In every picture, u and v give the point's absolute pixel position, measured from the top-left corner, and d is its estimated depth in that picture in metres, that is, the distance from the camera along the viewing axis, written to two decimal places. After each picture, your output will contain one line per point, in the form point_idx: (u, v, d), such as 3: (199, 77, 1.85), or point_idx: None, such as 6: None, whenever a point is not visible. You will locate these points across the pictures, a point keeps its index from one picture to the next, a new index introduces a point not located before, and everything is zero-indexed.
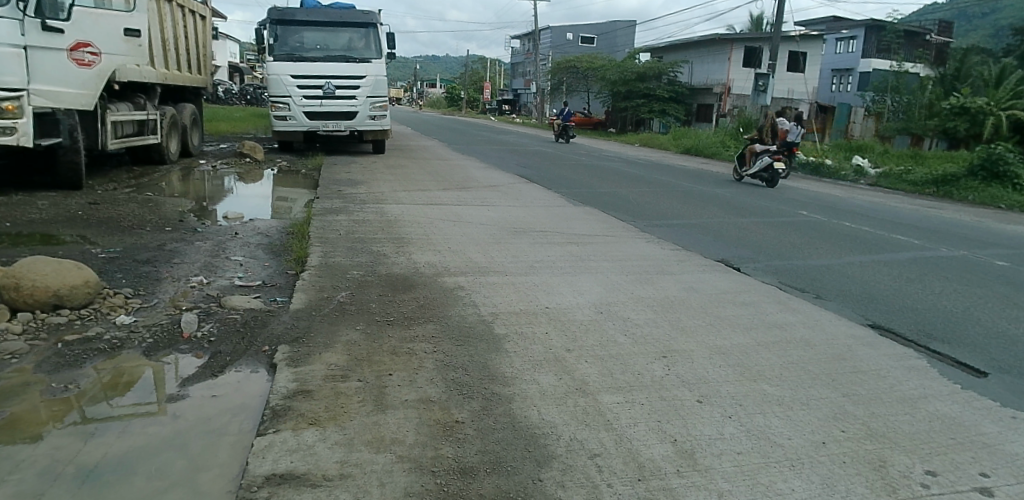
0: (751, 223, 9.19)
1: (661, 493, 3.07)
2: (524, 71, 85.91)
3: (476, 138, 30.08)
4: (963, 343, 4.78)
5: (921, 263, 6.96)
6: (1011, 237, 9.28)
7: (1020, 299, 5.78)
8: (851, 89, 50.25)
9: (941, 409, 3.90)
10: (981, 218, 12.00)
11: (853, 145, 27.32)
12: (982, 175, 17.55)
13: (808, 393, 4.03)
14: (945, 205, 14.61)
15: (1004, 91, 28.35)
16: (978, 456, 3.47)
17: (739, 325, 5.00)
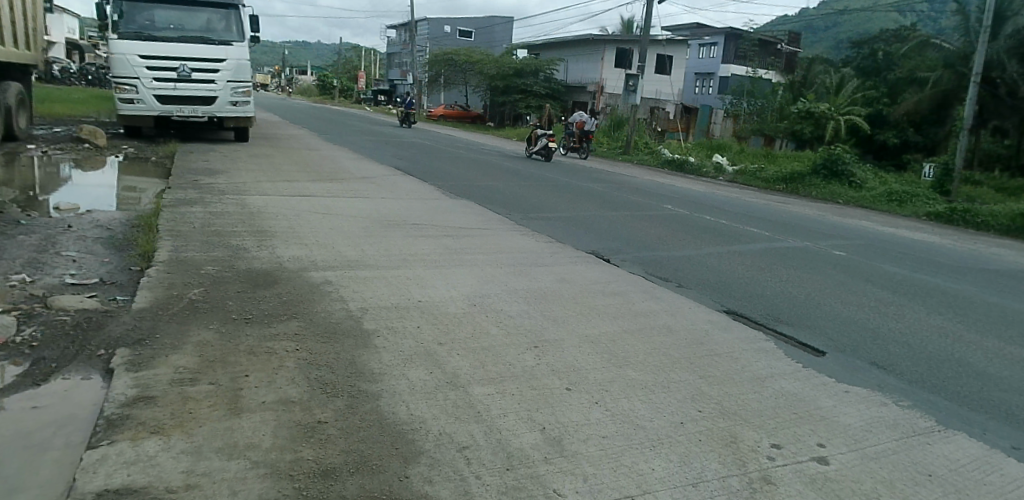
0: (621, 216, 9.60)
1: (530, 480, 3.09)
2: (400, 61, 84.33)
3: (351, 128, 29.18)
4: (805, 325, 5.24)
5: (773, 252, 7.59)
6: (841, 228, 10.42)
7: (853, 284, 6.45)
8: (712, 92, 53.33)
9: (785, 386, 4.23)
10: (818, 212, 13.40)
11: (714, 144, 29.39)
12: (823, 172, 19.54)
13: (668, 376, 4.23)
14: (792, 201, 16.13)
15: (842, 99, 34.52)
16: (816, 427, 3.82)
17: (607, 314, 5.16)
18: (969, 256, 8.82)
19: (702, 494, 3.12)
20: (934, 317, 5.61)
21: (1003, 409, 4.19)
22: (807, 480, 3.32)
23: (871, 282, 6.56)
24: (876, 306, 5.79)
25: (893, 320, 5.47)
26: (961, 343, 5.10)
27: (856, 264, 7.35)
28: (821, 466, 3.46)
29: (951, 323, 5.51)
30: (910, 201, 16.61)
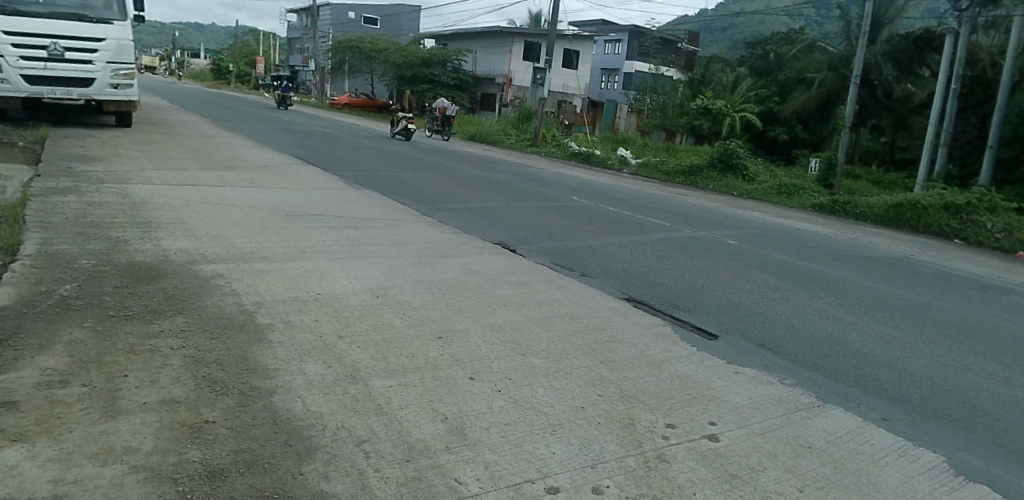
0: (530, 207, 9.72)
1: (432, 470, 3.07)
2: (302, 47, 81.11)
3: (250, 115, 27.91)
4: (700, 310, 5.49)
5: (674, 242, 7.93)
6: (732, 218, 11.08)
7: (746, 271, 6.82)
8: (618, 87, 53.49)
9: (681, 369, 4.42)
10: (713, 203, 14.16)
11: (619, 138, 30.42)
12: (719, 166, 20.52)
13: (570, 363, 4.32)
14: (691, 192, 16.93)
15: (736, 97, 37.31)
16: (708, 407, 4.03)
17: (511, 303, 5.21)
18: (845, 243, 9.62)
19: (601, 475, 3.23)
20: (815, 300, 6.04)
21: (873, 383, 4.57)
22: (699, 457, 3.52)
23: (761, 269, 6.97)
24: (766, 292, 6.15)
25: (780, 304, 5.84)
26: (839, 323, 5.52)
27: (749, 252, 7.80)
28: (711, 443, 3.66)
29: (830, 305, 5.96)
30: (797, 193, 17.84)
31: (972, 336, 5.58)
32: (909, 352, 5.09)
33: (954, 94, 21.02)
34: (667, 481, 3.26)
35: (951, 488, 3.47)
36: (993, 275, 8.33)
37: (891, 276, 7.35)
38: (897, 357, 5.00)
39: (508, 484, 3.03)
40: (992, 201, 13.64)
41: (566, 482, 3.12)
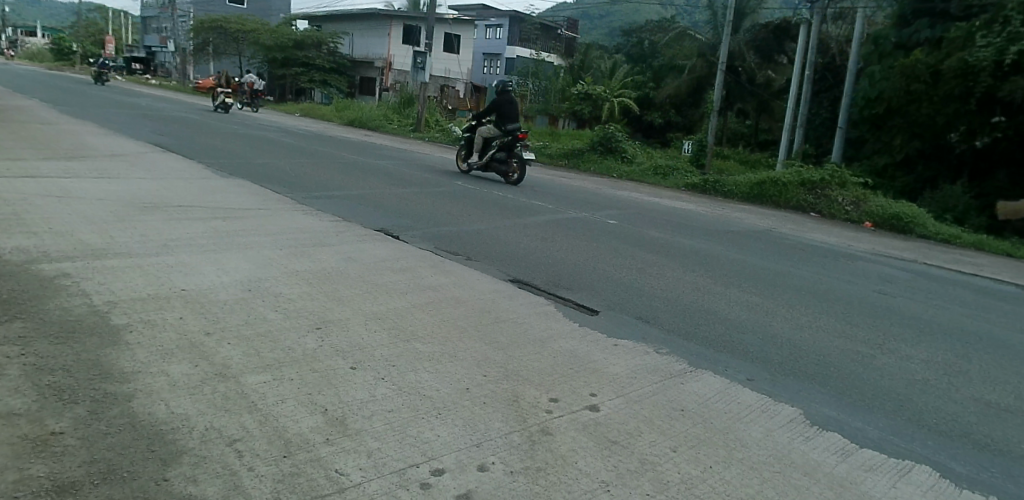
0: (413, 193, 9.63)
1: (311, 464, 2.98)
2: (158, 26, 74.65)
3: (99, 100, 25.42)
4: (582, 288, 5.69)
5: (558, 224, 8.16)
6: (610, 199, 11.58)
7: (627, 249, 7.13)
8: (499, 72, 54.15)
9: (564, 346, 4.56)
10: (592, 184, 14.71)
11: (504, 123, 30.66)
12: (600, 149, 21.28)
13: (455, 346, 4.34)
14: (573, 175, 17.45)
15: (615, 82, 38.23)
16: (589, 379, 4.19)
17: (395, 290, 5.15)
18: (715, 219, 10.33)
19: (487, 453, 3.30)
20: (688, 273, 6.44)
21: (738, 346, 4.94)
22: (580, 427, 3.68)
23: (639, 246, 7.32)
24: (644, 268, 6.48)
25: (657, 278, 6.18)
26: (709, 294, 5.92)
27: (629, 231, 8.16)
28: (592, 413, 3.83)
29: (701, 277, 6.37)
30: (672, 174, 18.92)
31: (824, 299, 6.18)
32: (769, 316, 5.56)
33: (808, 80, 22.61)
34: (552, 452, 3.39)
35: (804, 438, 3.88)
36: (840, 243, 9.29)
37: (755, 248, 7.99)
38: (760, 322, 5.44)
39: (391, 470, 3.01)
40: (842, 177, 14.95)
41: (451, 463, 3.15)
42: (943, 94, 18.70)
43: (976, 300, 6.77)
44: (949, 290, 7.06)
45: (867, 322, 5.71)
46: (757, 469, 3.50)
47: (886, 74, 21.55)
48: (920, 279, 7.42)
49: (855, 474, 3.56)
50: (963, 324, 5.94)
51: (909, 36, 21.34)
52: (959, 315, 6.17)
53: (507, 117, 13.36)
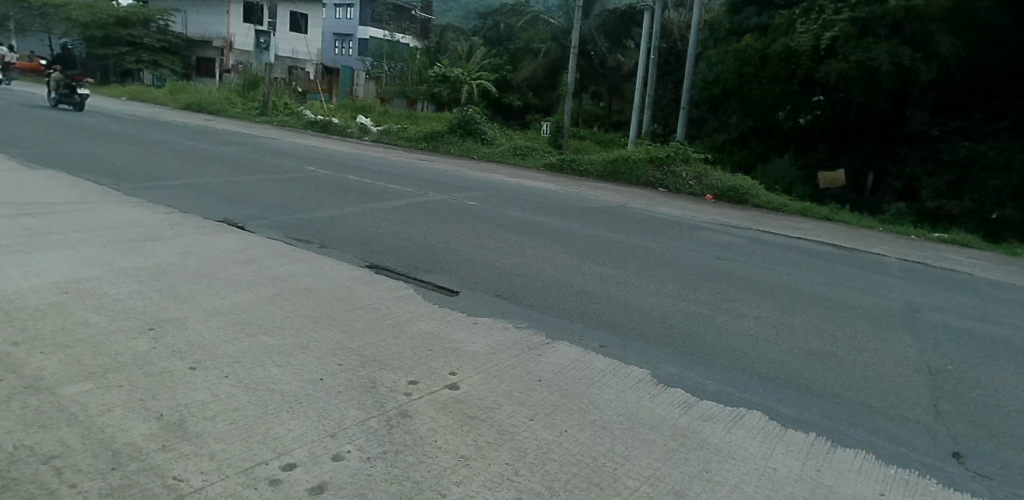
0: (259, 180, 9.16)
1: (145, 473, 2.75)
2: None
3: None
4: (441, 270, 5.73)
5: (418, 207, 8.12)
6: (467, 180, 11.71)
7: (487, 229, 7.26)
8: (353, 54, 53.33)
9: (423, 327, 4.59)
10: (449, 166, 14.76)
11: (359, 105, 29.78)
12: (459, 131, 21.43)
13: (308, 337, 4.22)
14: (431, 158, 17.40)
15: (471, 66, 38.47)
16: (448, 358, 4.24)
17: (241, 283, 4.90)
18: (573, 197, 10.77)
19: (342, 442, 3.24)
20: (547, 250, 6.69)
21: (593, 316, 5.22)
22: (439, 406, 3.72)
23: (499, 226, 7.47)
24: (503, 247, 6.63)
25: (515, 257, 6.35)
26: (565, 269, 6.18)
27: (490, 212, 8.29)
28: (451, 392, 3.88)
29: (558, 253, 6.64)
30: (531, 153, 19.36)
31: (670, 267, 6.68)
32: (620, 286, 5.91)
33: (653, 65, 23.58)
34: (410, 434, 3.41)
35: (650, 396, 4.19)
36: (685, 215, 10.04)
37: (609, 223, 8.44)
38: (611, 291, 5.78)
39: (236, 471, 2.86)
40: (685, 154, 16.31)
41: (304, 456, 3.06)
42: (772, 75, 20.83)
43: (798, 259, 7.65)
44: (776, 253, 7.89)
45: (708, 285, 6.25)
46: (607, 428, 3.77)
47: (721, 59, 23.06)
48: (752, 244, 8.23)
49: (696, 424, 3.96)
50: (788, 282, 6.69)
51: (741, 24, 23.13)
52: (785, 274, 6.93)
53: (67, 66, 19.74)
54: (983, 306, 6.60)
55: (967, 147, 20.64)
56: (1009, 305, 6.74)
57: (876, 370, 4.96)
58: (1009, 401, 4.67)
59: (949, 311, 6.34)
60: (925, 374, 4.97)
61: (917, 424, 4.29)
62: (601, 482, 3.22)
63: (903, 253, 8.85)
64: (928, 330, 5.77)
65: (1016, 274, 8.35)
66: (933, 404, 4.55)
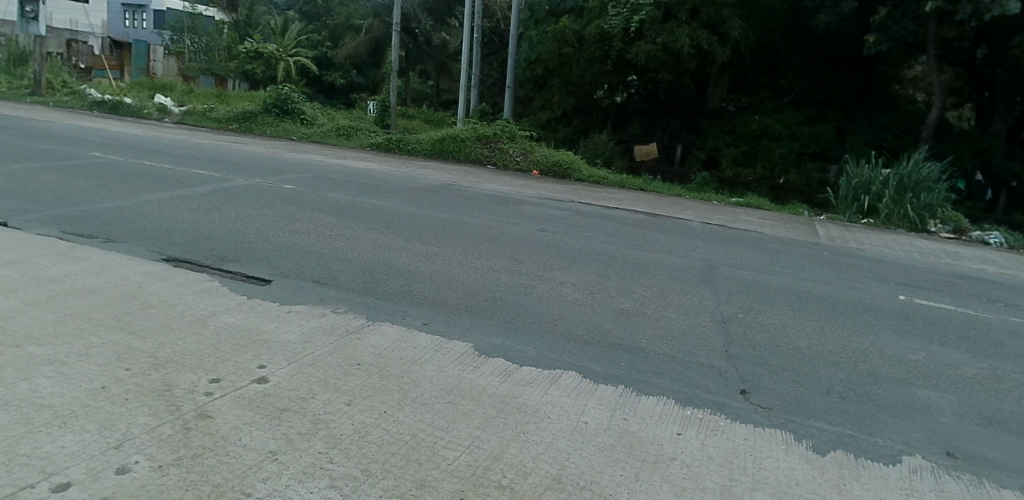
0: (24, 169, 7.99)
1: None
2: None
3: None
4: (251, 259, 5.45)
5: (226, 194, 7.59)
6: (277, 162, 11.15)
7: (304, 214, 6.97)
8: (147, 26, 46.79)
9: (228, 321, 4.34)
10: (261, 148, 13.92)
11: (157, 85, 26.82)
12: (275, 112, 20.34)
13: (87, 343, 3.80)
14: (244, 140, 16.26)
15: (288, 40, 34.94)
16: (258, 351, 4.03)
17: (1, 289, 4.29)
18: (400, 177, 10.63)
19: (127, 454, 2.95)
20: (371, 231, 6.61)
21: (417, 295, 5.23)
22: (244, 403, 3.52)
23: (320, 210, 7.21)
24: (323, 232, 6.42)
25: (335, 240, 6.19)
26: (389, 250, 6.12)
27: (310, 196, 7.97)
28: (260, 385, 3.69)
29: (382, 234, 6.56)
30: (355, 134, 18.76)
31: (495, 242, 6.86)
32: (444, 263, 5.98)
33: (477, 42, 23.54)
34: (210, 435, 3.20)
35: (471, 368, 4.27)
36: (512, 191, 10.32)
37: (437, 201, 8.47)
38: (434, 270, 5.80)
39: None
40: (511, 132, 16.84)
41: (80, 473, 2.75)
42: (587, 57, 21.83)
43: (615, 228, 8.21)
44: (596, 223, 8.41)
45: (529, 257, 6.49)
46: (428, 405, 3.80)
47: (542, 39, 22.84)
48: (572, 216, 8.69)
49: (515, 389, 4.12)
50: (604, 249, 7.16)
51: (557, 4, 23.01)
52: (602, 243, 7.40)
53: None
54: (767, 259, 7.57)
55: (757, 120, 22.69)
56: (790, 256, 7.80)
57: (678, 322, 5.49)
58: (785, 340, 5.43)
59: (741, 265, 7.18)
60: (720, 322, 5.59)
61: (711, 368, 4.83)
62: (419, 458, 3.28)
63: (706, 217, 9.83)
64: (723, 284, 6.48)
65: (794, 230, 9.66)
66: (725, 349, 5.14)
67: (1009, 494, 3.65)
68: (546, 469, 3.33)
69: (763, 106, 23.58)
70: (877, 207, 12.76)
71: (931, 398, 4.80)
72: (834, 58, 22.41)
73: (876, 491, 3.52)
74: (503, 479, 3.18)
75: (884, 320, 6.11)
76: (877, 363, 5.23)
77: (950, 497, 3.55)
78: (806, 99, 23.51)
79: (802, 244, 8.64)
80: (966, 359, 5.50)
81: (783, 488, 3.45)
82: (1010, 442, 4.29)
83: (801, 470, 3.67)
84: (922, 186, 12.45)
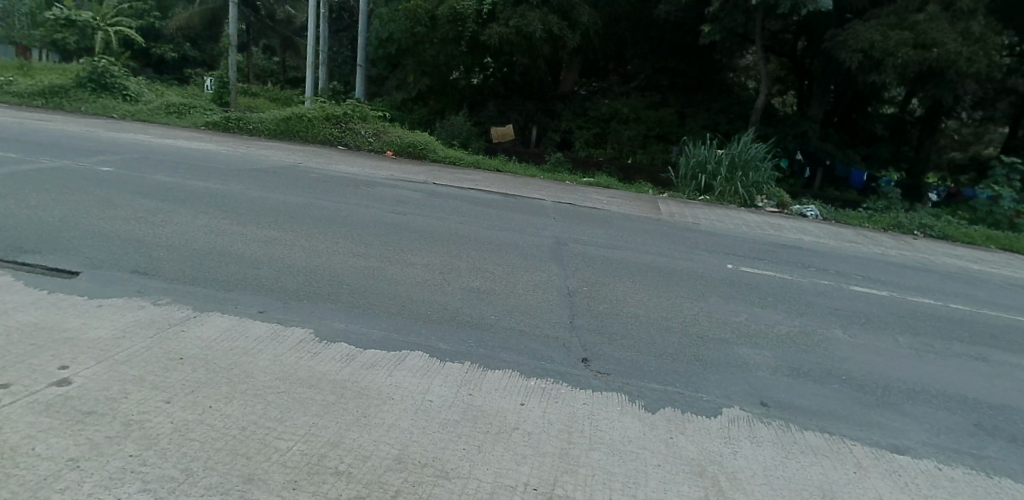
0: None
1: None
2: None
3: None
4: (54, 250, 4.90)
5: (26, 177, 6.73)
6: (97, 142, 10.11)
7: (123, 199, 6.39)
8: None
9: (25, 319, 3.90)
10: (85, 128, 12.57)
11: None
12: (90, 86, 18.45)
13: None
14: (54, 117, 14.53)
15: (108, 9, 28.86)
16: (60, 351, 3.65)
17: None
18: (243, 158, 10.04)
19: None
20: (203, 218, 6.19)
21: (254, 281, 5.00)
22: (39, 409, 3.16)
23: (142, 195, 6.65)
24: (148, 218, 5.94)
25: (161, 227, 5.76)
26: (227, 236, 5.80)
27: (132, 179, 7.30)
28: (60, 388, 3.34)
29: (217, 219, 6.21)
30: (188, 111, 17.43)
31: (345, 225, 6.70)
32: (286, 248, 5.76)
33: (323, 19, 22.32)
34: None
35: (310, 354, 4.14)
36: (363, 173, 10.07)
37: (283, 185, 8.10)
38: (275, 254, 5.59)
39: None
40: (363, 112, 16.48)
41: None
42: (440, 37, 20.84)
43: (471, 208, 8.32)
44: (450, 203, 8.48)
45: (378, 240, 6.41)
46: (260, 395, 3.64)
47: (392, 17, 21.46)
48: (428, 197, 8.70)
49: (358, 373, 4.05)
50: (457, 229, 7.22)
51: None
52: (456, 223, 7.46)
53: None
54: (612, 234, 8.03)
55: (607, 104, 23.78)
56: (635, 232, 8.34)
57: (526, 298, 5.67)
58: (625, 309, 5.80)
59: (588, 242, 7.57)
60: (566, 295, 5.86)
61: (556, 340, 5.05)
62: (248, 452, 3.13)
63: (559, 196, 10.23)
64: (570, 260, 6.79)
65: (638, 207, 10.33)
66: (569, 320, 5.40)
67: (809, 434, 4.21)
68: (387, 450, 3.32)
69: (612, 91, 24.99)
70: (712, 185, 13.99)
71: (750, 354, 5.37)
72: (674, 47, 23.67)
73: (698, 442, 3.91)
74: (340, 464, 3.14)
75: (714, 287, 6.72)
76: (705, 326, 5.75)
77: (761, 441, 4.02)
78: (650, 84, 25.04)
79: (646, 220, 9.24)
80: (782, 318, 6.21)
81: (618, 446, 3.72)
82: (813, 389, 4.92)
83: (634, 428, 3.97)
84: (750, 165, 13.75)
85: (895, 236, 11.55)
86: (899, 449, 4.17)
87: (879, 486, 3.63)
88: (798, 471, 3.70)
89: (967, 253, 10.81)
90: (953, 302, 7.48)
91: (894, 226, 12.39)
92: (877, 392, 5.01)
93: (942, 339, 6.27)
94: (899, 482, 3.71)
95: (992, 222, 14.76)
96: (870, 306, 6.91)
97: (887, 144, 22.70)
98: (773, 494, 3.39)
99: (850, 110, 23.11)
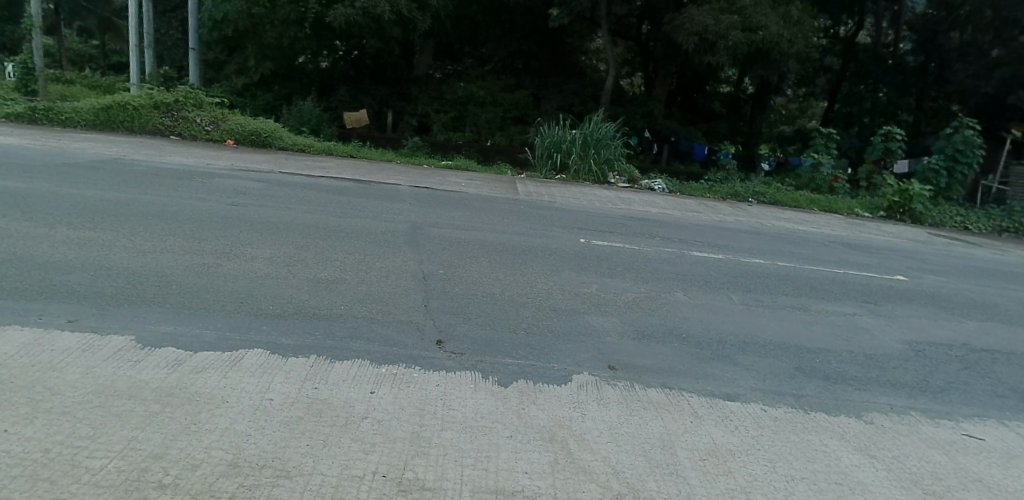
0: None
1: None
2: None
3: None
4: None
5: None
6: None
7: None
8: None
9: None
10: None
11: None
12: None
13: None
14: None
15: None
16: None
17: None
18: (47, 153, 8.97)
19: None
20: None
21: (57, 288, 4.56)
22: None
23: None
24: None
25: None
26: (30, 241, 5.23)
27: None
28: None
29: (14, 222, 5.56)
30: None
31: (177, 221, 6.27)
32: (105, 249, 5.30)
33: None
34: None
35: (131, 364, 3.85)
36: (198, 164, 9.39)
37: (101, 181, 7.38)
38: (87, 258, 5.11)
39: None
40: (197, 99, 15.44)
41: None
42: (282, 18, 19.92)
43: (322, 197, 8.06)
44: (299, 193, 8.15)
45: (215, 235, 6.06)
46: (68, 411, 3.34)
47: None
48: (270, 187, 8.31)
49: (187, 379, 3.82)
50: (305, 219, 6.99)
51: None
52: (304, 213, 7.22)
53: None
54: (469, 216, 8.12)
55: (462, 87, 23.72)
56: (493, 213, 8.48)
57: (377, 285, 5.62)
58: (480, 289, 5.91)
59: (446, 225, 7.61)
60: (420, 279, 5.89)
61: (409, 324, 5.07)
62: (51, 476, 2.84)
63: (415, 181, 10.16)
64: (426, 244, 6.81)
65: (496, 188, 10.50)
66: (424, 303, 5.44)
67: (651, 391, 4.55)
68: (221, 456, 3.17)
69: (466, 75, 25.03)
70: (567, 163, 14.55)
71: (596, 322, 5.68)
72: (527, 31, 24.35)
73: (548, 410, 4.09)
74: (164, 477, 2.93)
75: (568, 261, 7.01)
76: (556, 299, 5.99)
77: (607, 403, 4.29)
78: (505, 67, 25.22)
79: (501, 200, 9.42)
80: (629, 285, 6.62)
81: (470, 423, 3.81)
82: (656, 350, 5.30)
83: (485, 404, 4.08)
84: (603, 143, 14.40)
85: (734, 204, 12.68)
86: (729, 396, 4.61)
87: (711, 431, 4.01)
88: (639, 426, 3.98)
89: (793, 215, 12.10)
90: (780, 261, 8.32)
91: (733, 195, 13.59)
92: (712, 346, 5.49)
93: (770, 294, 6.99)
94: (728, 425, 4.12)
95: (815, 187, 16.63)
96: (707, 269, 7.53)
97: (725, 121, 24.71)
98: (617, 451, 3.63)
99: (691, 90, 25.07)
